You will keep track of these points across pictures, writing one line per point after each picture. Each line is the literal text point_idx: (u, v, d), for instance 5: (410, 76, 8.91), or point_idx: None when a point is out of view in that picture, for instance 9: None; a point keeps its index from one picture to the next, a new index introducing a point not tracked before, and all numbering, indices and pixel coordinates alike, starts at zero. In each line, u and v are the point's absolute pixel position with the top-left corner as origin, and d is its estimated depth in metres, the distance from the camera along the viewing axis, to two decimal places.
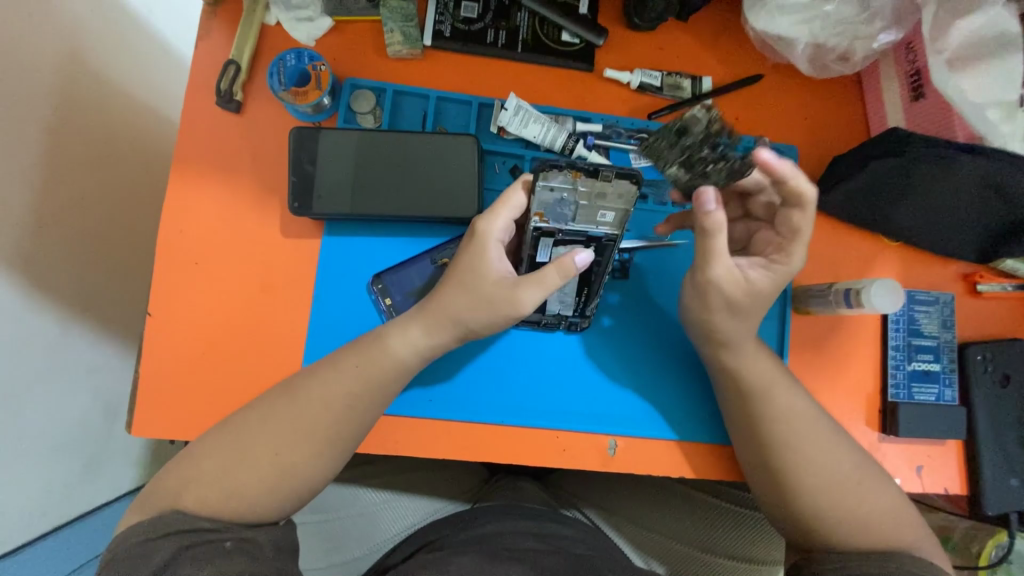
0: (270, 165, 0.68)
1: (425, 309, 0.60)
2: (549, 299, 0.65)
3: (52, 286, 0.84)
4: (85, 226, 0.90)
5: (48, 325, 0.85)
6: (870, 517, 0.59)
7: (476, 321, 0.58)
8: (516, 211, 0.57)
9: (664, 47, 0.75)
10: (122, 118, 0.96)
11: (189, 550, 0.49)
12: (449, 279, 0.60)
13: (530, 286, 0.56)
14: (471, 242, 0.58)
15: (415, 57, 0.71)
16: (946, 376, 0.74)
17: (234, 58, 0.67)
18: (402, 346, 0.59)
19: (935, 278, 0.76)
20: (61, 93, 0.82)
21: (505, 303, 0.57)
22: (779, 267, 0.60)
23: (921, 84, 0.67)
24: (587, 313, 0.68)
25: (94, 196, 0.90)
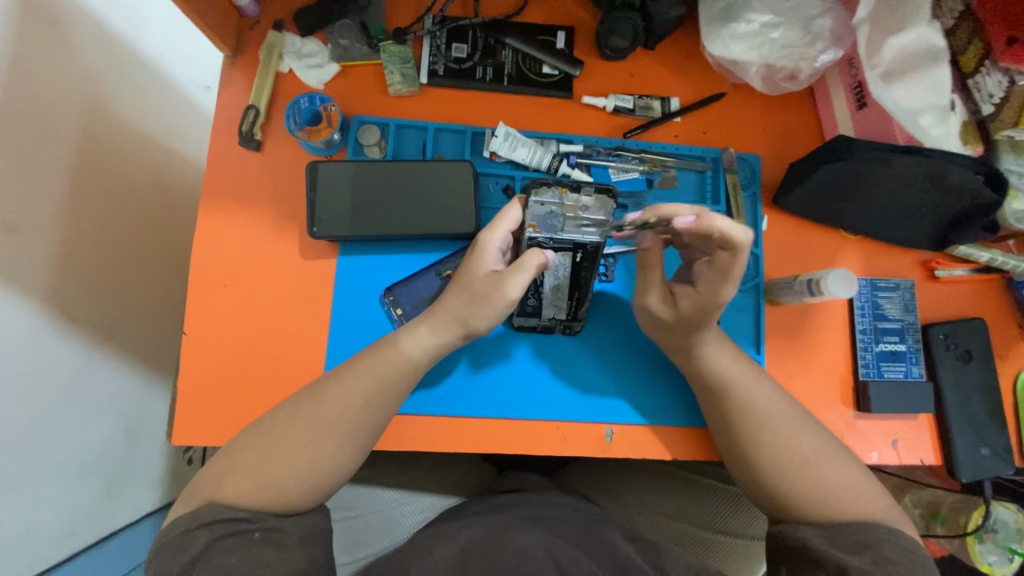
0: (287, 194, 0.76)
1: (432, 312, 0.67)
2: (545, 304, 0.73)
3: (76, 316, 0.91)
4: (106, 261, 0.97)
5: (73, 353, 0.91)
6: (842, 483, 0.65)
7: (478, 320, 0.65)
8: (514, 224, 0.65)
9: (634, 74, 0.84)
10: (139, 161, 1.05)
11: (224, 538, 0.55)
12: (453, 284, 0.68)
13: (516, 275, 0.63)
14: (473, 252, 0.66)
15: (413, 93, 0.80)
16: (912, 354, 0.81)
17: (254, 103, 0.76)
18: (413, 346, 0.66)
19: (896, 266, 0.83)
20: (83, 142, 0.91)
21: (501, 297, 0.63)
22: (702, 301, 0.66)
23: (864, 94, 0.76)
24: (580, 316, 0.75)
25: (112, 231, 0.98)
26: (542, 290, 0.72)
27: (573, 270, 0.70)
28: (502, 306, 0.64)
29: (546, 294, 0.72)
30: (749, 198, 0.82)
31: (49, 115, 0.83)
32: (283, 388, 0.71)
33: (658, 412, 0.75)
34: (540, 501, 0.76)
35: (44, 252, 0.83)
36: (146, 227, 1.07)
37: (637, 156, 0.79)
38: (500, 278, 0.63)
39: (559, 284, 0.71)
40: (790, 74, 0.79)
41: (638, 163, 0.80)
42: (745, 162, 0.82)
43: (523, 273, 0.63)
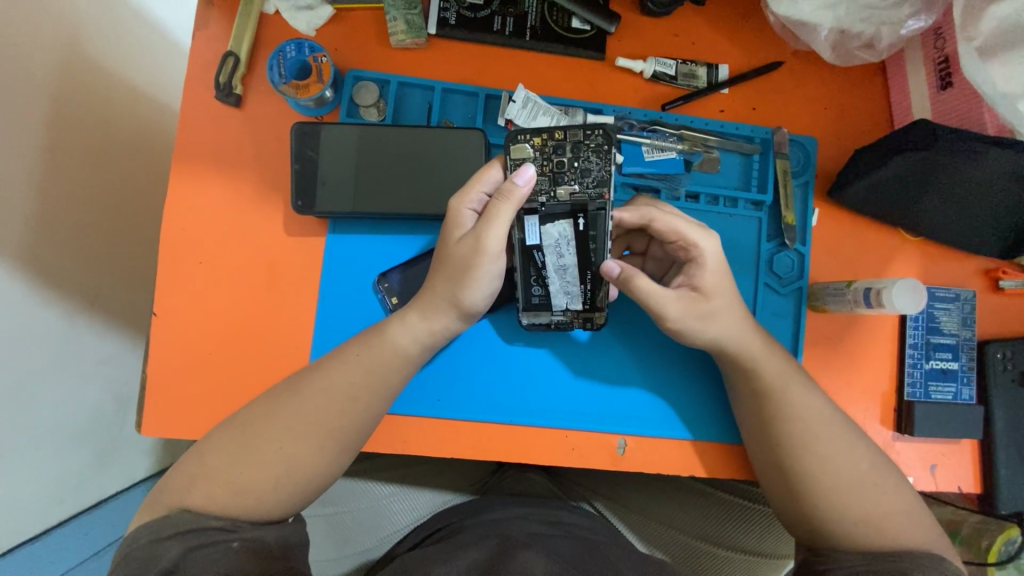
0: (271, 160, 0.66)
1: (420, 297, 0.60)
2: (553, 292, 0.64)
3: (58, 280, 0.83)
4: (89, 219, 0.88)
5: (55, 318, 0.84)
6: (884, 517, 0.57)
7: (465, 290, 0.57)
8: (489, 184, 0.58)
9: (679, 34, 0.71)
10: (121, 107, 0.94)
11: (198, 550, 0.48)
12: (434, 263, 0.60)
13: (490, 224, 0.55)
14: (445, 222, 0.59)
15: (419, 46, 0.68)
16: (964, 374, 0.72)
17: (233, 50, 0.65)
18: (402, 335, 0.59)
19: (956, 274, 0.74)
20: (59, 81, 0.80)
21: (483, 252, 0.56)
22: (705, 263, 0.60)
23: (950, 73, 0.64)
24: (600, 303, 0.65)
25: (94, 187, 0.89)
26: (547, 275, 0.63)
27: (578, 243, 0.62)
28: (487, 265, 0.56)
29: (552, 279, 0.63)
30: (800, 187, 0.71)
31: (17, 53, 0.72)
32: (263, 380, 0.64)
33: (677, 425, 0.68)
34: (541, 518, 0.71)
35: (16, 204, 0.74)
36: (132, 187, 0.97)
37: (675, 133, 0.68)
38: (475, 235, 0.56)
39: (564, 263, 0.62)
40: (867, 42, 0.66)
41: (676, 141, 0.69)
42: (799, 145, 0.71)
43: (502, 222, 0.55)
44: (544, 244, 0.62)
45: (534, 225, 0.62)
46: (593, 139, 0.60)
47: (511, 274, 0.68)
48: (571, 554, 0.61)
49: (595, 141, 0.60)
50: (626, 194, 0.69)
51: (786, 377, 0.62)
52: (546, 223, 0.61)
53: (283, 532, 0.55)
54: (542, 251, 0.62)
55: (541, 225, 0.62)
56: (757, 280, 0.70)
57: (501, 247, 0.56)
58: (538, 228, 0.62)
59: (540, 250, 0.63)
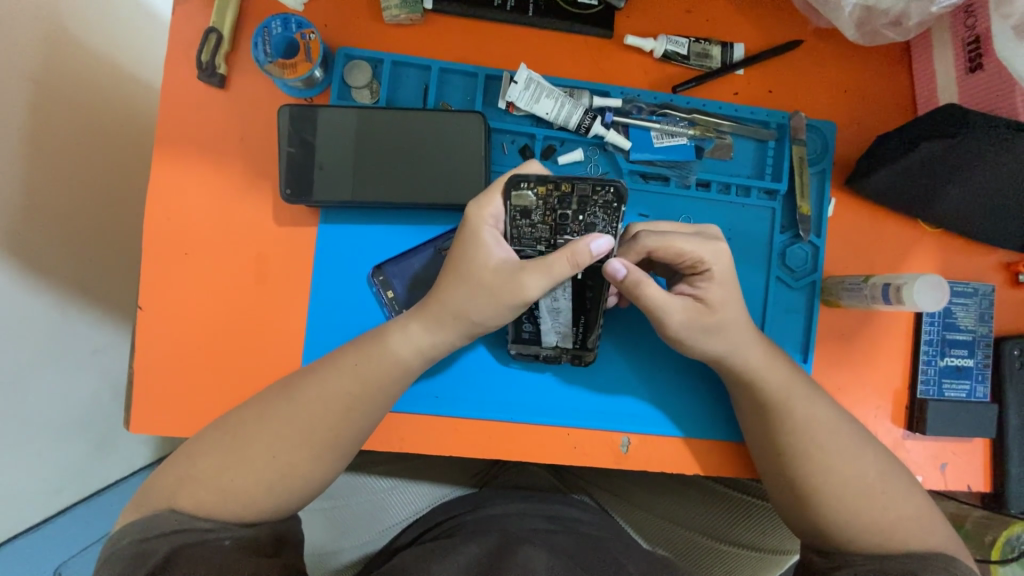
0: (259, 144, 0.63)
1: (426, 305, 0.56)
2: (544, 329, 0.60)
3: (47, 269, 0.80)
4: (77, 206, 0.85)
5: (46, 309, 0.82)
6: (895, 520, 0.56)
7: (481, 316, 0.54)
8: None
9: (692, 10, 0.67)
10: (107, 87, 0.89)
11: (191, 547, 0.48)
12: (446, 270, 0.55)
13: (537, 271, 0.50)
14: (466, 233, 0.53)
15: (414, 22, 0.64)
16: (979, 372, 0.70)
17: (216, 26, 0.61)
18: (403, 344, 0.56)
19: (975, 268, 0.71)
20: (37, 59, 0.75)
21: (513, 295, 0.51)
22: (715, 274, 0.56)
23: (981, 53, 0.59)
24: (590, 344, 0.62)
25: (81, 171, 0.85)
26: (539, 315, 0.58)
27: (575, 289, 0.55)
28: (513, 304, 0.52)
29: (544, 319, 0.58)
30: (816, 175, 0.67)
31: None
32: (254, 376, 0.62)
33: (682, 423, 0.66)
34: (540, 513, 0.70)
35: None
36: (120, 173, 0.93)
37: (686, 117, 0.65)
38: (512, 272, 0.51)
39: (558, 309, 0.56)
40: (893, 20, 0.61)
41: (687, 126, 0.65)
42: (816, 131, 0.68)
43: (548, 274, 0.49)
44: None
45: None
46: (602, 195, 0.48)
47: None
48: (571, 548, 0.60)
49: (608, 195, 0.48)
50: (633, 183, 0.65)
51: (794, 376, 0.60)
52: None
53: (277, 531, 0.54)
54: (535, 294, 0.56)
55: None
56: (769, 273, 0.67)
57: (531, 299, 0.51)
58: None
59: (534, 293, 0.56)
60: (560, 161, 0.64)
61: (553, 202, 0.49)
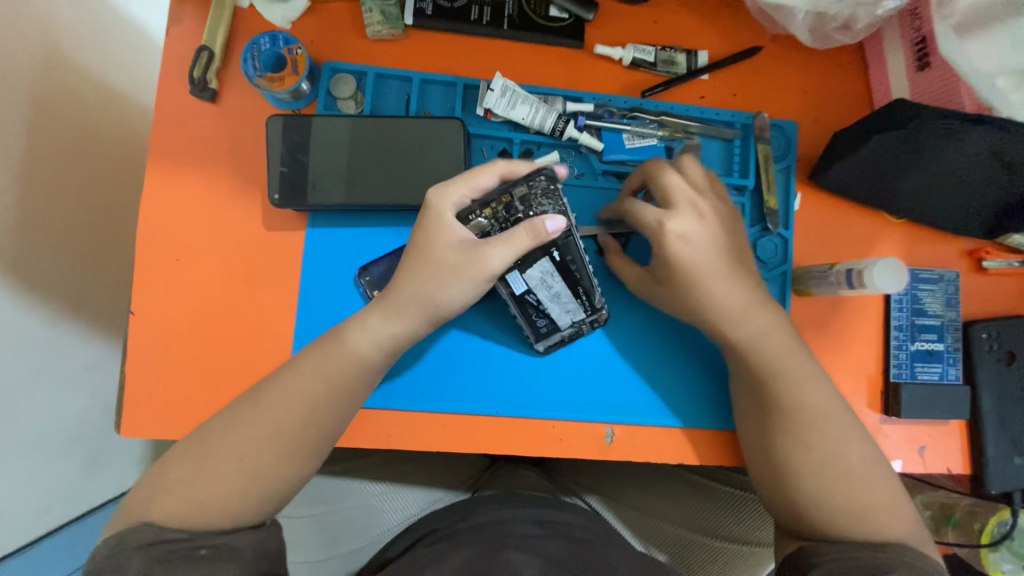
0: (249, 154, 0.66)
1: (385, 297, 0.58)
2: (555, 314, 0.63)
3: (39, 284, 0.82)
4: (71, 221, 0.86)
5: (37, 326, 0.82)
6: (870, 498, 0.57)
7: (447, 296, 0.57)
8: (475, 189, 0.57)
9: (657, 21, 0.71)
10: (101, 108, 0.92)
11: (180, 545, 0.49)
12: (407, 259, 0.58)
13: (498, 244, 0.55)
14: (431, 221, 0.56)
15: (396, 37, 0.67)
16: (950, 355, 0.72)
17: (207, 44, 0.65)
18: (360, 341, 0.57)
19: (939, 256, 0.74)
20: (35, 82, 0.78)
21: (479, 270, 0.55)
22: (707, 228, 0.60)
23: (927, 52, 0.63)
24: (599, 306, 0.64)
25: (73, 188, 0.86)
26: (545, 307, 0.62)
27: (561, 270, 0.61)
28: (477, 278, 0.55)
29: (551, 308, 0.63)
30: (782, 172, 0.71)
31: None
32: (244, 379, 0.63)
33: (665, 412, 0.67)
34: (532, 519, 0.70)
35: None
36: (115, 190, 0.95)
37: (655, 119, 0.68)
38: (475, 249, 0.55)
39: (556, 292, 0.61)
40: (843, 25, 0.66)
41: (657, 128, 0.69)
42: (780, 130, 0.71)
43: (509, 245, 0.55)
44: (532, 286, 0.61)
45: (515, 275, 0.60)
46: (535, 184, 0.58)
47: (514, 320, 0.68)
48: (562, 554, 0.61)
49: (542, 183, 0.58)
50: (608, 183, 0.68)
51: (788, 350, 0.61)
52: (526, 269, 0.60)
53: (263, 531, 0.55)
54: (531, 291, 0.62)
55: (524, 273, 0.60)
56: None
57: (497, 273, 0.56)
58: (521, 277, 0.60)
59: (529, 291, 0.62)
60: (537, 163, 0.67)
61: (504, 214, 0.58)
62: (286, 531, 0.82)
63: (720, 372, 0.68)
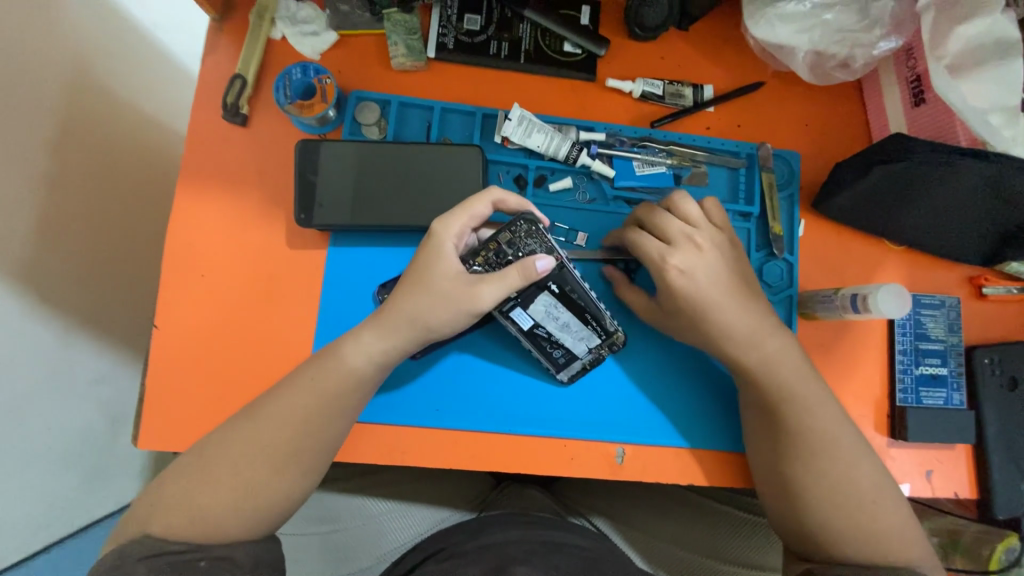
0: (275, 176, 0.69)
1: (382, 315, 0.59)
2: (570, 343, 0.64)
3: (54, 296, 0.81)
4: (94, 234, 0.88)
5: (49, 337, 0.81)
6: (878, 521, 0.58)
7: (437, 323, 0.57)
8: (474, 218, 0.59)
9: (665, 57, 0.75)
10: (134, 126, 0.95)
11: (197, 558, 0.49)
12: (405, 280, 0.59)
13: (492, 281, 0.56)
14: (431, 247, 0.58)
15: (419, 69, 0.71)
16: (954, 380, 0.73)
17: (240, 72, 0.68)
18: (356, 354, 0.58)
19: (940, 282, 0.76)
20: (68, 102, 0.81)
21: (469, 303, 0.56)
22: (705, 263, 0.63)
23: (923, 89, 0.67)
24: (612, 328, 0.65)
25: (96, 201, 0.87)
26: (556, 338, 0.64)
27: (565, 301, 0.62)
28: (469, 311, 0.56)
29: (563, 338, 0.64)
30: (785, 200, 0.74)
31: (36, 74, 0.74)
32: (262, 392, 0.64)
33: (675, 433, 0.68)
34: (540, 542, 0.70)
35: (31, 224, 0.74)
36: (141, 206, 0.98)
37: (664, 148, 0.72)
38: (469, 282, 0.56)
39: (564, 322, 0.63)
40: (842, 62, 0.70)
41: (665, 156, 0.72)
42: (783, 160, 0.74)
43: (503, 283, 0.56)
44: (538, 320, 0.62)
45: (520, 313, 0.62)
46: (518, 229, 0.58)
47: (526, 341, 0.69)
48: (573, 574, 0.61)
49: (525, 227, 0.58)
50: (619, 208, 0.71)
51: (799, 374, 0.62)
52: (529, 306, 0.61)
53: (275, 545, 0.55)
54: (539, 325, 0.63)
55: (528, 310, 0.61)
56: None
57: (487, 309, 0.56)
58: (527, 313, 0.62)
59: (539, 325, 0.63)
60: (551, 188, 0.70)
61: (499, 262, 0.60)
62: (290, 548, 0.81)
63: (728, 394, 0.70)
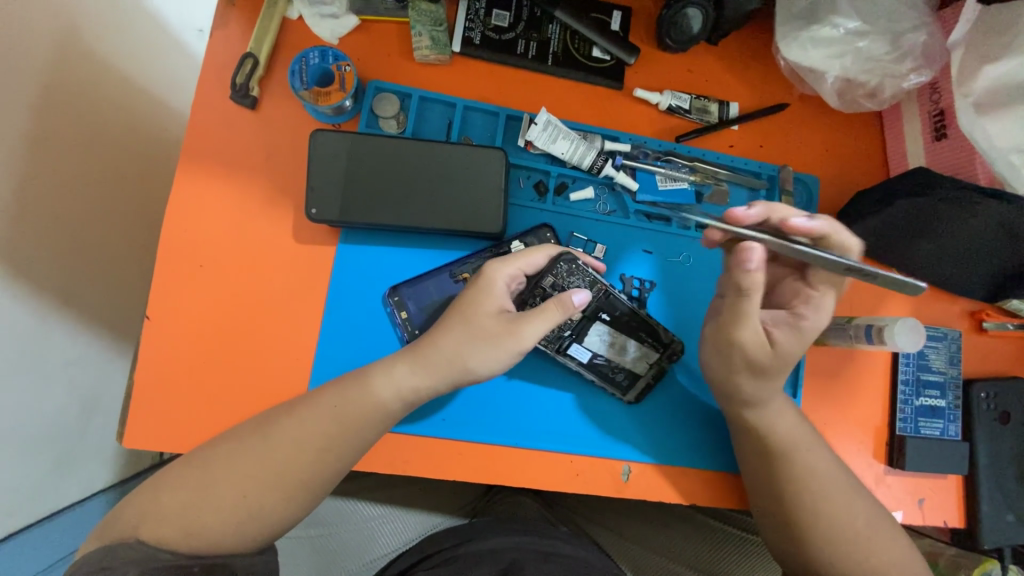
0: (283, 164, 0.65)
1: (417, 348, 0.56)
2: (632, 363, 0.66)
3: (27, 268, 0.73)
4: (74, 202, 0.80)
5: (21, 313, 0.74)
6: (871, 550, 0.59)
7: (479, 365, 0.55)
8: (530, 264, 0.59)
9: (693, 70, 0.74)
10: (129, 93, 0.89)
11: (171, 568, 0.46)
12: (445, 317, 0.57)
13: (536, 319, 0.55)
14: (478, 284, 0.57)
15: (442, 63, 0.69)
16: (951, 412, 0.74)
17: (252, 52, 0.65)
18: (384, 387, 0.56)
19: (943, 315, 0.77)
20: (57, 59, 0.74)
21: (514, 343, 0.55)
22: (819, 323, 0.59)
23: (945, 125, 0.67)
24: (668, 335, 0.67)
25: (82, 167, 0.80)
26: (617, 362, 0.66)
27: (617, 327, 0.66)
28: (510, 352, 0.55)
29: (624, 360, 0.66)
30: None
31: (23, 30, 0.68)
32: (259, 393, 0.61)
33: (681, 454, 0.67)
34: (534, 551, 0.67)
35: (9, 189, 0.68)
36: (133, 177, 0.92)
37: (687, 164, 0.71)
38: (513, 321, 0.55)
39: (621, 346, 0.66)
40: (870, 91, 0.70)
41: (688, 172, 0.71)
42: (802, 183, 0.74)
43: (543, 319, 0.55)
44: (595, 350, 0.65)
45: (577, 347, 0.65)
46: (559, 270, 0.63)
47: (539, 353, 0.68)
48: None
49: (563, 269, 0.63)
50: (638, 221, 0.70)
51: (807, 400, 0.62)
52: (584, 339, 0.65)
53: (256, 557, 0.52)
54: (596, 355, 0.65)
55: (583, 342, 0.65)
56: None
57: (528, 348, 0.55)
58: (583, 346, 0.65)
59: (596, 355, 0.66)
60: (572, 198, 0.69)
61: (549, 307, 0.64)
62: (283, 556, 0.78)
63: None
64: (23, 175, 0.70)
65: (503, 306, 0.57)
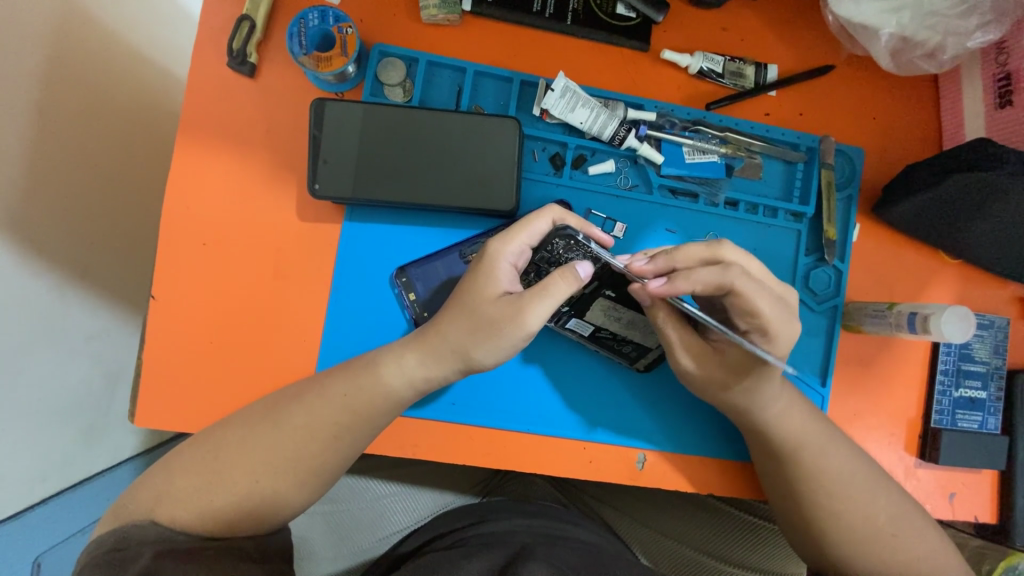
0: (285, 136, 0.62)
1: (425, 337, 0.54)
2: (640, 336, 0.62)
3: (46, 242, 0.71)
4: (84, 172, 0.76)
5: (41, 288, 0.72)
6: (894, 547, 0.56)
7: (483, 354, 0.52)
8: (533, 236, 0.54)
9: (728, 29, 0.67)
10: (137, 61, 0.85)
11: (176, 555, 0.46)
12: (449, 303, 0.55)
13: (539, 300, 0.50)
14: (481, 266, 0.53)
15: (452, 23, 0.63)
16: (992, 404, 0.69)
17: (249, 14, 0.60)
18: (395, 376, 0.54)
19: (992, 301, 0.70)
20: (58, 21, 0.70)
21: (516, 330, 0.51)
22: (778, 345, 0.53)
23: (1011, 90, 0.60)
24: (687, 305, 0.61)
25: (90, 136, 0.76)
26: (624, 335, 0.62)
27: (625, 300, 0.61)
28: (514, 338, 0.51)
29: (631, 334, 0.62)
30: (843, 201, 0.68)
31: None
32: (268, 374, 0.60)
33: (699, 443, 0.65)
34: (544, 531, 0.65)
35: (18, 157, 0.66)
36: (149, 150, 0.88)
37: (718, 135, 0.65)
38: (516, 303, 0.51)
39: (629, 320, 0.61)
40: (928, 52, 0.62)
41: (718, 144, 0.65)
42: (845, 156, 0.68)
43: (545, 299, 0.51)
44: (599, 324, 0.62)
45: (578, 322, 0.62)
46: (555, 247, 0.56)
47: (552, 337, 0.65)
48: (572, 564, 0.56)
49: (560, 246, 0.55)
50: (662, 198, 0.65)
51: None
52: (584, 315, 0.61)
53: (267, 539, 0.52)
54: (598, 328, 0.62)
55: (584, 317, 0.61)
56: None
57: (534, 332, 0.51)
58: (584, 321, 0.61)
59: (600, 328, 0.62)
60: (591, 171, 0.64)
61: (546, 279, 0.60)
62: (298, 533, 0.80)
63: None
64: (32, 144, 0.67)
65: (506, 290, 0.53)
